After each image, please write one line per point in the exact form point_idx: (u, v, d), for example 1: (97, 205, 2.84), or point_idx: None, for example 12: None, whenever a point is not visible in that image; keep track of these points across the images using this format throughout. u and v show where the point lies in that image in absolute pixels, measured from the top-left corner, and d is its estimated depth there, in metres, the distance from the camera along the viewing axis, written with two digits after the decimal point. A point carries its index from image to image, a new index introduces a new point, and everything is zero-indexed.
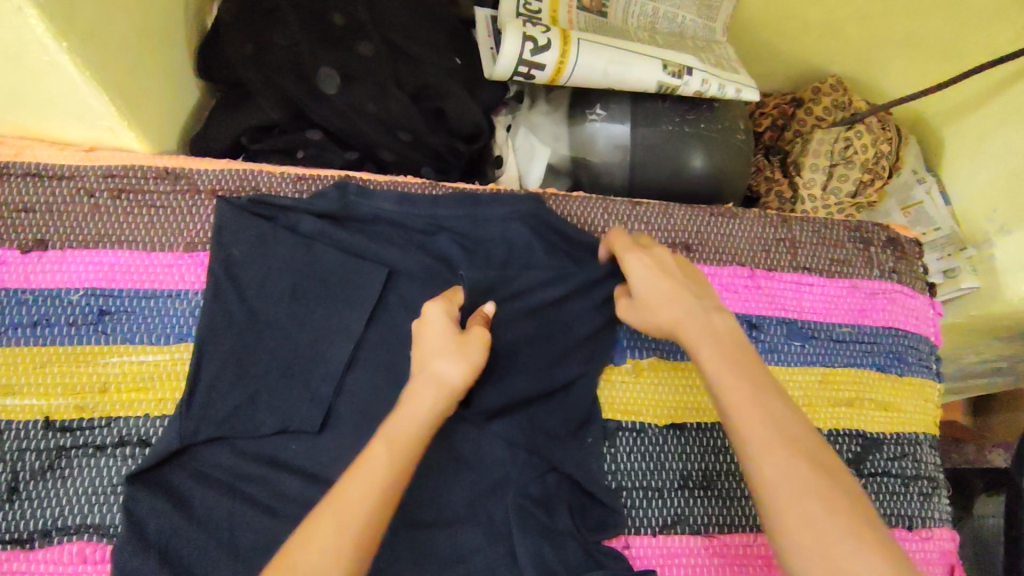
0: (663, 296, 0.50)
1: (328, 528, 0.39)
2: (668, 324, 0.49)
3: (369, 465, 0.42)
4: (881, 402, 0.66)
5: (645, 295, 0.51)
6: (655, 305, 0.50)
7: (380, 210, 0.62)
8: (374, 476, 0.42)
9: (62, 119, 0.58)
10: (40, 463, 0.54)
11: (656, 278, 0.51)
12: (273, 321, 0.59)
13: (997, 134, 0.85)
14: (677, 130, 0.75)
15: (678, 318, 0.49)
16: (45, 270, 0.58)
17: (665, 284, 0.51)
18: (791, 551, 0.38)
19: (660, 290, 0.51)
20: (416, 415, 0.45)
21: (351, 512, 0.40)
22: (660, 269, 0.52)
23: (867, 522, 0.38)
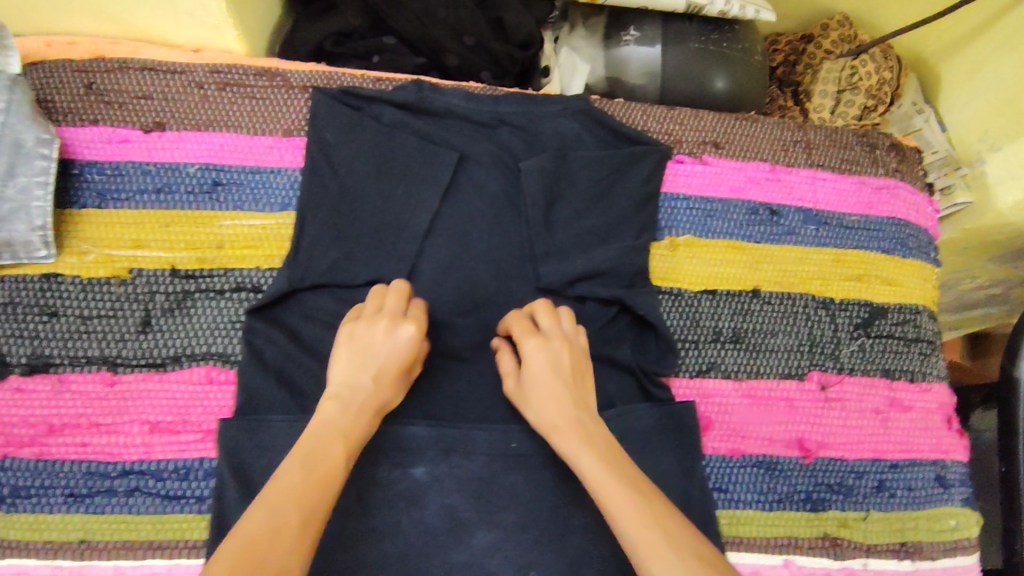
0: (543, 391, 0.56)
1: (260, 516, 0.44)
2: (552, 421, 0.55)
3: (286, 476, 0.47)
4: (886, 278, 0.76)
5: (533, 383, 0.57)
6: (546, 402, 0.56)
7: (451, 105, 0.71)
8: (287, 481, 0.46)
9: (175, 18, 0.67)
10: (168, 302, 0.62)
11: (545, 371, 0.57)
12: (363, 194, 0.67)
13: (990, 62, 0.94)
14: (703, 48, 0.84)
15: (560, 408, 0.55)
16: (165, 147, 0.67)
17: (553, 389, 0.56)
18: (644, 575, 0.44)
19: (545, 388, 0.57)
20: (352, 412, 0.53)
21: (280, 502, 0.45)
22: (548, 367, 0.57)
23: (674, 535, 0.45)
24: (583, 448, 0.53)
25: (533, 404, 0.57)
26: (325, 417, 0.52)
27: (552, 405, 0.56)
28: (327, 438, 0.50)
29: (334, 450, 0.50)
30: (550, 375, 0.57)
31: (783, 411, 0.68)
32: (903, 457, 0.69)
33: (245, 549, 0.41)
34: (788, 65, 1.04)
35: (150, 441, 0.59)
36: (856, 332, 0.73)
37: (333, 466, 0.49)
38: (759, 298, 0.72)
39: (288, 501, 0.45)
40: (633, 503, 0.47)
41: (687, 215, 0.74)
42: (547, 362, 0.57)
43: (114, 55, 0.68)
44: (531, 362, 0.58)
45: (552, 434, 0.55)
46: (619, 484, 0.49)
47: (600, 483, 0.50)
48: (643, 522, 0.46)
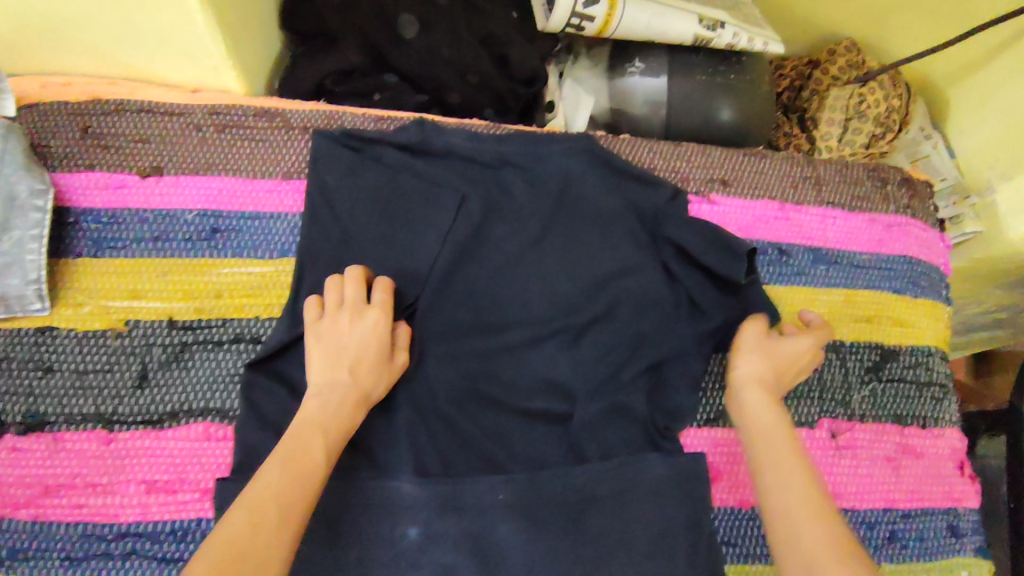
0: (777, 368, 0.60)
1: (243, 513, 0.44)
2: (746, 388, 0.58)
3: (264, 478, 0.47)
4: (897, 318, 0.74)
5: (767, 351, 0.61)
6: (752, 365, 0.60)
7: (453, 145, 0.70)
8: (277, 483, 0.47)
9: (174, 59, 0.65)
10: (166, 355, 0.61)
11: (772, 356, 0.61)
12: (364, 238, 0.66)
13: (1001, 90, 0.92)
14: (710, 81, 0.82)
15: (768, 393, 0.58)
16: (162, 193, 0.65)
17: (783, 368, 0.61)
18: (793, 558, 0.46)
19: (779, 361, 0.61)
20: (330, 410, 0.53)
21: (258, 503, 0.45)
22: (769, 366, 0.60)
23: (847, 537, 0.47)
24: (768, 414, 0.56)
25: (764, 364, 0.60)
26: (307, 415, 0.53)
27: (767, 375, 0.59)
28: (297, 441, 0.51)
29: (312, 451, 0.50)
30: (782, 363, 0.61)
31: None
32: (914, 506, 0.68)
33: (224, 551, 0.42)
34: (793, 90, 1.02)
35: (147, 501, 0.58)
36: (867, 376, 0.71)
37: (312, 466, 0.49)
38: None
39: (267, 501, 0.45)
40: (817, 493, 0.49)
41: None
42: (773, 351, 0.61)
43: (111, 96, 0.67)
44: (786, 346, 0.62)
45: (748, 424, 0.56)
46: (797, 477, 0.50)
47: (767, 470, 0.52)
48: (813, 517, 0.47)
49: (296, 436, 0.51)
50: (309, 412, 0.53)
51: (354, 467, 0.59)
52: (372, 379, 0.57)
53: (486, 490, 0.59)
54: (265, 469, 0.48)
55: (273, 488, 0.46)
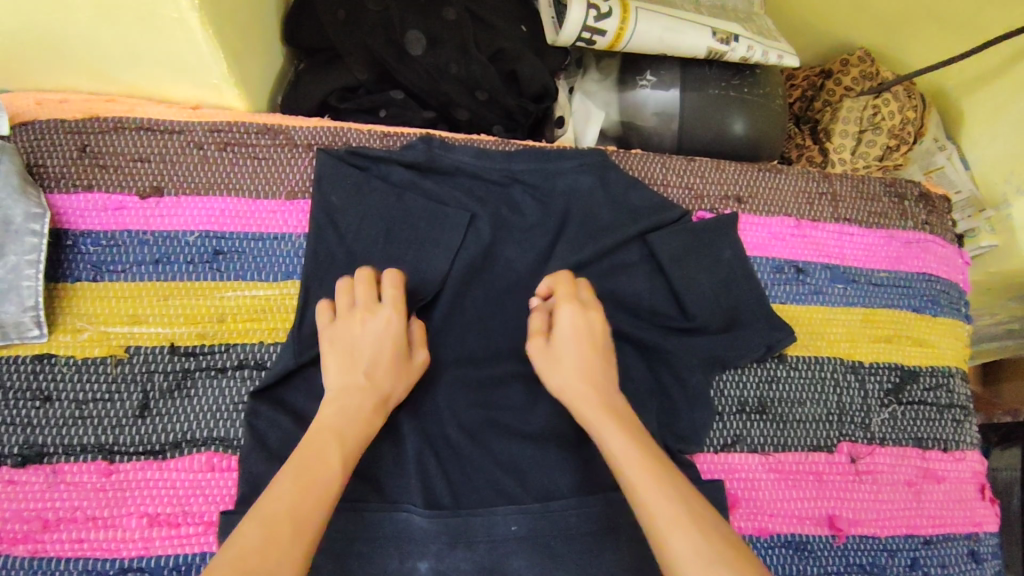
0: (582, 368, 0.56)
1: (254, 529, 0.43)
2: (575, 390, 0.55)
3: (276, 491, 0.46)
4: (917, 338, 0.72)
5: (556, 348, 0.57)
6: (551, 371, 0.57)
7: (461, 163, 0.68)
8: (291, 501, 0.45)
9: (174, 78, 0.64)
10: (168, 383, 0.59)
11: (574, 338, 0.57)
12: (371, 259, 0.64)
13: (1015, 102, 0.91)
14: (723, 94, 0.81)
15: (595, 388, 0.55)
16: (164, 214, 0.64)
17: (586, 361, 0.56)
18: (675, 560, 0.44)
19: (576, 360, 0.56)
20: (351, 417, 0.52)
21: (272, 516, 0.44)
22: (582, 336, 0.57)
23: (715, 532, 0.45)
24: (594, 407, 0.54)
25: (551, 358, 0.57)
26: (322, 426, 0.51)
27: (576, 374, 0.56)
28: (308, 453, 0.49)
29: (327, 460, 0.49)
30: (580, 343, 0.57)
31: (813, 486, 0.65)
32: (936, 533, 0.66)
33: (233, 564, 0.41)
34: (804, 100, 1.01)
35: (149, 536, 0.56)
36: (887, 398, 0.69)
37: (326, 477, 0.48)
38: (786, 364, 0.68)
39: (280, 513, 0.44)
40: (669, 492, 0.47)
41: None
42: (575, 335, 0.57)
43: (109, 114, 0.65)
44: (567, 326, 0.57)
45: (583, 410, 0.54)
46: (657, 476, 0.48)
47: (628, 462, 0.49)
48: (672, 512, 0.45)
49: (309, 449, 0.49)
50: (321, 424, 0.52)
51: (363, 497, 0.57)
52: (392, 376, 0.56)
53: (499, 521, 0.57)
54: (277, 481, 0.47)
55: (285, 500, 0.45)
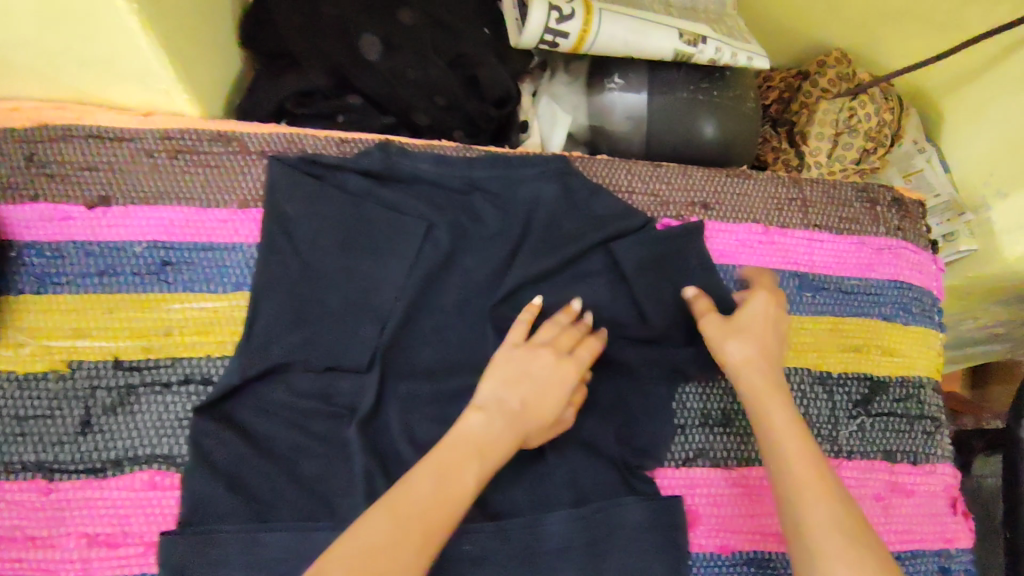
0: (763, 343, 0.55)
1: (384, 521, 0.42)
2: (752, 358, 0.54)
3: (413, 486, 0.45)
4: (888, 348, 0.71)
5: (742, 321, 0.57)
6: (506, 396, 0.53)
7: (420, 170, 0.66)
8: (417, 499, 0.44)
9: (124, 84, 0.62)
10: (111, 399, 0.58)
11: (767, 318, 0.57)
12: (323, 271, 0.62)
13: (995, 103, 0.89)
14: (693, 97, 0.79)
15: (767, 358, 0.55)
16: (110, 225, 0.62)
17: (767, 337, 0.56)
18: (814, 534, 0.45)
19: (759, 335, 0.56)
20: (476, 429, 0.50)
21: (402, 509, 0.43)
22: (766, 318, 0.57)
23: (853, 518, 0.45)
24: (767, 377, 0.53)
25: (733, 333, 0.56)
26: (469, 431, 0.50)
27: (757, 347, 0.55)
28: (470, 455, 0.48)
29: (464, 467, 0.47)
30: (769, 326, 0.57)
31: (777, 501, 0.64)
32: (903, 549, 0.65)
33: (364, 557, 0.40)
34: (782, 102, 0.99)
35: (89, 556, 0.55)
36: (855, 410, 0.68)
37: (461, 481, 0.46)
38: None
39: (425, 516, 0.43)
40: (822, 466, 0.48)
41: None
42: (764, 314, 0.58)
43: (58, 122, 0.63)
44: (756, 304, 0.58)
45: (748, 377, 0.54)
46: (812, 455, 0.48)
47: (788, 435, 0.50)
48: (824, 495, 0.46)
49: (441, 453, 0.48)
50: (458, 431, 0.50)
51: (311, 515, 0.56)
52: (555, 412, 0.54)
53: (452, 541, 0.55)
54: (414, 480, 0.46)
55: (416, 500, 0.44)
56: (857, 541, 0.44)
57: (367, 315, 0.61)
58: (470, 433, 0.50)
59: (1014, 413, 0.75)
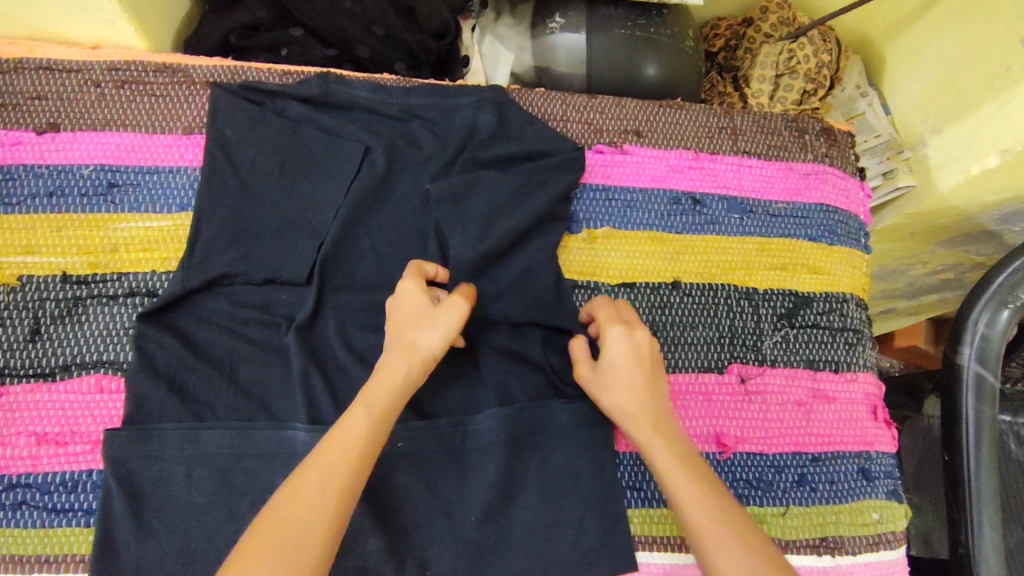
0: (633, 390, 0.56)
1: (313, 481, 0.46)
2: (629, 413, 0.55)
3: (339, 441, 0.48)
4: (813, 266, 0.74)
5: (608, 366, 0.57)
6: (406, 327, 0.55)
7: (358, 98, 0.69)
8: (340, 462, 0.47)
9: (70, 15, 0.64)
10: (59, 309, 0.61)
11: (629, 362, 0.56)
12: (265, 192, 0.65)
13: (931, 44, 0.93)
14: (630, 35, 0.81)
15: (643, 404, 0.55)
16: (58, 148, 0.64)
17: (634, 379, 0.56)
18: (701, 550, 0.48)
19: (626, 380, 0.56)
20: (397, 374, 0.52)
21: (330, 470, 0.47)
22: (633, 361, 0.56)
23: (751, 538, 0.47)
24: (643, 429, 0.54)
25: (604, 386, 0.57)
26: (355, 426, 0.49)
27: (624, 394, 0.56)
28: (348, 450, 0.48)
29: (344, 462, 0.47)
30: (636, 366, 0.56)
31: (700, 405, 0.67)
32: (824, 450, 0.68)
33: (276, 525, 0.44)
34: (729, 49, 1.01)
35: (37, 453, 0.58)
36: (779, 322, 0.71)
37: (346, 484, 0.47)
38: (679, 290, 0.70)
39: (312, 526, 0.45)
40: (710, 503, 0.49)
41: (607, 206, 0.72)
42: (627, 356, 0.56)
43: (11, 55, 0.66)
44: (617, 350, 0.56)
45: (633, 429, 0.55)
46: (704, 500, 0.49)
47: (676, 484, 0.51)
48: (715, 518, 0.48)
49: (330, 450, 0.48)
50: (351, 417, 0.50)
51: (249, 416, 0.59)
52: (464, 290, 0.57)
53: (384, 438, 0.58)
54: (330, 455, 0.48)
55: (306, 508, 0.45)
56: (732, 523, 0.48)
57: (305, 231, 0.64)
58: (393, 377, 0.52)
59: (948, 341, 0.76)
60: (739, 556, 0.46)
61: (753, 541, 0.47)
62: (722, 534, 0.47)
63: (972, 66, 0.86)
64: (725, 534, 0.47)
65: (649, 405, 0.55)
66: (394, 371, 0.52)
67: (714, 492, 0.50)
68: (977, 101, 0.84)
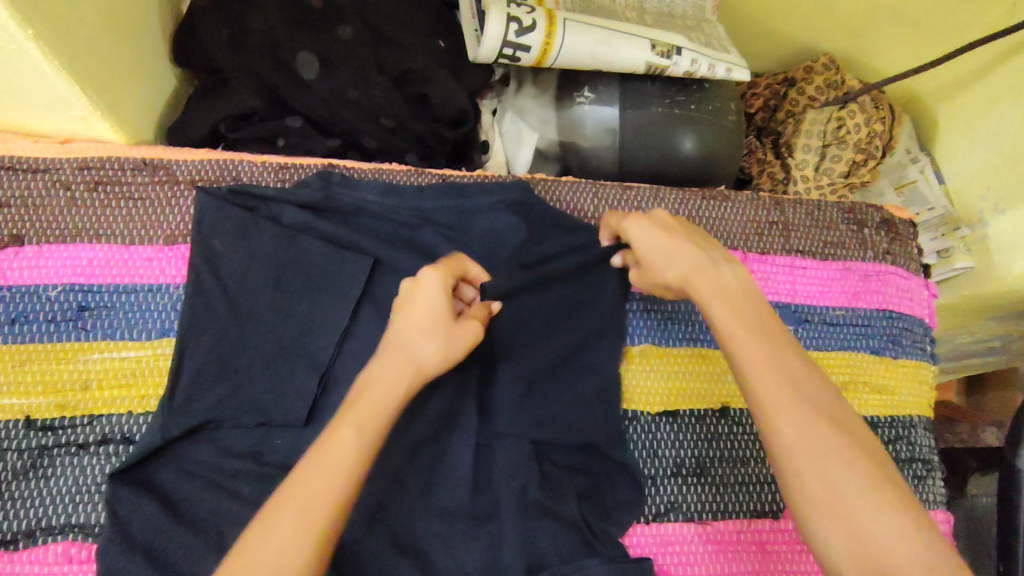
0: (673, 254, 0.48)
1: (288, 511, 0.38)
2: (678, 278, 0.47)
3: (320, 455, 0.40)
4: (877, 385, 0.66)
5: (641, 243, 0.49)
6: (412, 327, 0.46)
7: (363, 203, 0.61)
8: (331, 473, 0.40)
9: (34, 112, 0.56)
10: (21, 463, 0.53)
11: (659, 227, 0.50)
12: (257, 314, 0.57)
13: (989, 115, 0.84)
14: (667, 111, 0.73)
15: (689, 262, 0.47)
16: (22, 266, 0.56)
17: (673, 235, 0.49)
18: (784, 458, 0.39)
19: (668, 245, 0.48)
20: (389, 391, 0.44)
21: (308, 497, 0.39)
22: (655, 232, 0.49)
23: (844, 441, 0.39)
24: (699, 286, 0.46)
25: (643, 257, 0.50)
26: (348, 443, 0.41)
27: (668, 258, 0.48)
28: (334, 464, 0.40)
29: (329, 482, 0.39)
30: (670, 233, 0.49)
31: (754, 558, 0.60)
32: None
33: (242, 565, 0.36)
34: (768, 110, 0.92)
35: None
36: None
37: (323, 514, 0.38)
38: (728, 419, 0.63)
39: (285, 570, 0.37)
40: (796, 391, 0.40)
41: (647, 319, 0.63)
42: (654, 232, 0.49)
43: None
44: (641, 231, 0.50)
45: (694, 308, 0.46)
46: (784, 383, 0.40)
47: (750, 368, 0.42)
48: (797, 408, 0.39)
49: (309, 466, 0.40)
50: (336, 431, 0.41)
51: None
52: (473, 329, 0.48)
53: None
54: (304, 479, 0.39)
55: (275, 548, 0.37)
56: (837, 444, 0.38)
57: (303, 363, 0.57)
58: (385, 386, 0.44)
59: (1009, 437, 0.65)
60: (837, 479, 0.37)
61: (870, 487, 0.37)
62: (808, 431, 0.39)
63: None
64: (855, 506, 0.37)
65: (705, 271, 0.46)
66: (392, 382, 0.44)
67: (793, 363, 0.42)
68: None
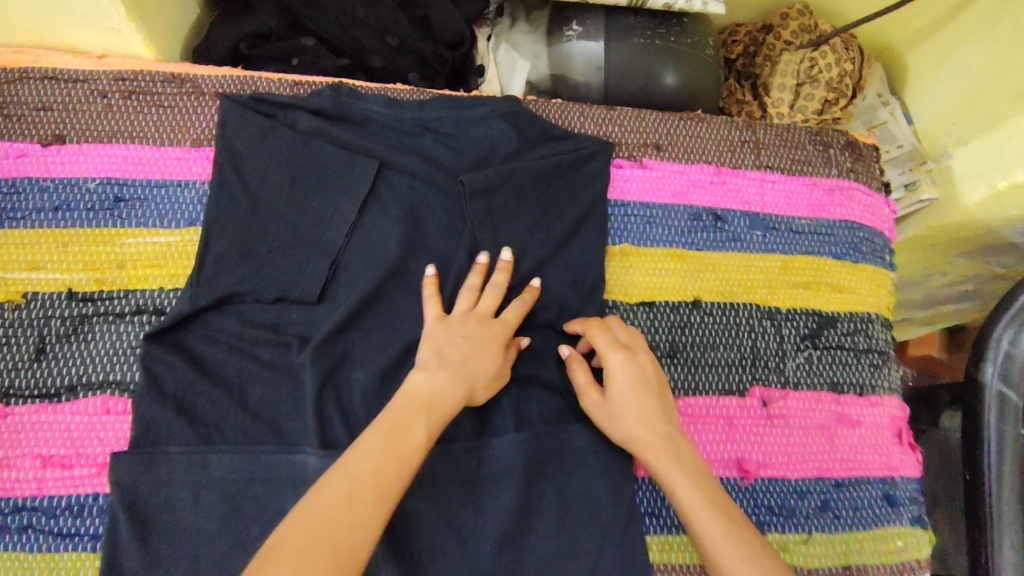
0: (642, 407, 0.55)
1: (357, 479, 0.44)
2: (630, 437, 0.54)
3: (375, 443, 0.46)
4: (838, 285, 0.72)
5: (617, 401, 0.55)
6: (480, 361, 0.56)
7: (370, 112, 0.67)
8: (404, 455, 0.46)
9: (78, 26, 0.62)
10: (64, 328, 0.60)
11: (633, 389, 0.56)
12: (274, 206, 0.63)
13: (956, 54, 0.90)
14: (650, 43, 0.79)
15: (642, 397, 0.55)
16: (63, 161, 0.63)
17: (643, 403, 0.55)
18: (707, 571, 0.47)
19: (632, 410, 0.55)
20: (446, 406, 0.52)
21: (374, 468, 0.45)
22: (637, 382, 0.56)
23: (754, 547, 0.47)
24: (641, 420, 0.54)
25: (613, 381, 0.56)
26: (416, 438, 0.48)
27: (633, 418, 0.55)
28: (400, 454, 0.46)
29: (389, 463, 0.45)
30: (638, 386, 0.56)
31: (722, 429, 0.65)
32: (847, 476, 0.67)
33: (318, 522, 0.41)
34: (748, 55, 0.99)
35: (43, 475, 0.56)
36: (803, 343, 0.70)
37: (388, 486, 0.44)
38: (700, 309, 0.69)
39: (358, 528, 0.42)
40: (718, 511, 0.48)
41: (625, 223, 0.70)
42: (628, 385, 0.56)
43: (16, 64, 0.64)
44: (620, 378, 0.56)
45: (636, 438, 0.54)
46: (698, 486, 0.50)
47: (673, 480, 0.51)
48: (717, 519, 0.48)
49: (370, 449, 0.46)
50: (402, 429, 0.48)
51: (260, 441, 0.57)
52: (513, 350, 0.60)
53: None
54: (367, 455, 0.45)
55: (344, 508, 0.42)
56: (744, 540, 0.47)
57: (316, 249, 0.63)
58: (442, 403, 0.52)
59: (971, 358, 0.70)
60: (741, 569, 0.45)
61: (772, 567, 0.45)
62: (726, 534, 0.47)
63: (1002, 77, 0.83)
64: None
65: (653, 408, 0.55)
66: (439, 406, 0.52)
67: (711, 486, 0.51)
68: (1003, 112, 0.82)
